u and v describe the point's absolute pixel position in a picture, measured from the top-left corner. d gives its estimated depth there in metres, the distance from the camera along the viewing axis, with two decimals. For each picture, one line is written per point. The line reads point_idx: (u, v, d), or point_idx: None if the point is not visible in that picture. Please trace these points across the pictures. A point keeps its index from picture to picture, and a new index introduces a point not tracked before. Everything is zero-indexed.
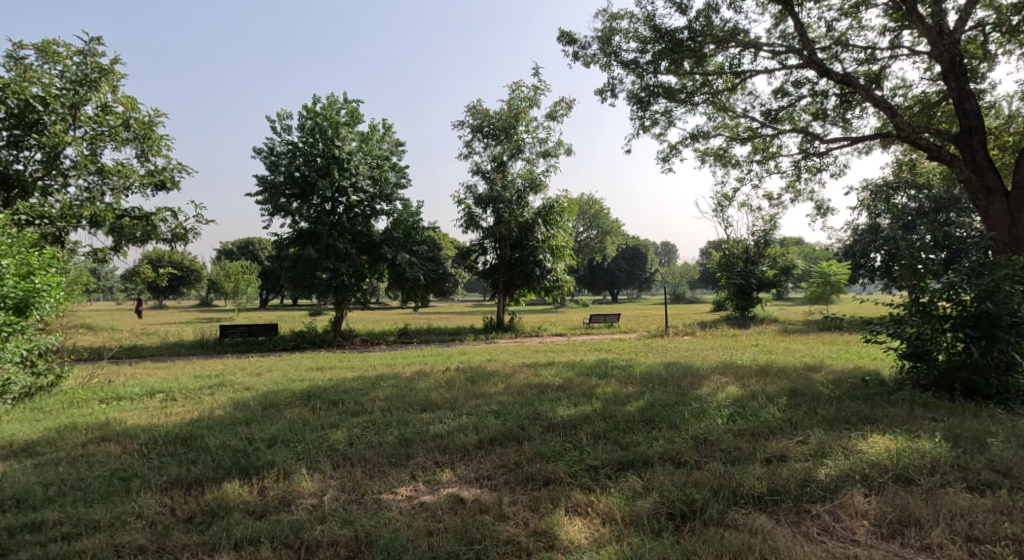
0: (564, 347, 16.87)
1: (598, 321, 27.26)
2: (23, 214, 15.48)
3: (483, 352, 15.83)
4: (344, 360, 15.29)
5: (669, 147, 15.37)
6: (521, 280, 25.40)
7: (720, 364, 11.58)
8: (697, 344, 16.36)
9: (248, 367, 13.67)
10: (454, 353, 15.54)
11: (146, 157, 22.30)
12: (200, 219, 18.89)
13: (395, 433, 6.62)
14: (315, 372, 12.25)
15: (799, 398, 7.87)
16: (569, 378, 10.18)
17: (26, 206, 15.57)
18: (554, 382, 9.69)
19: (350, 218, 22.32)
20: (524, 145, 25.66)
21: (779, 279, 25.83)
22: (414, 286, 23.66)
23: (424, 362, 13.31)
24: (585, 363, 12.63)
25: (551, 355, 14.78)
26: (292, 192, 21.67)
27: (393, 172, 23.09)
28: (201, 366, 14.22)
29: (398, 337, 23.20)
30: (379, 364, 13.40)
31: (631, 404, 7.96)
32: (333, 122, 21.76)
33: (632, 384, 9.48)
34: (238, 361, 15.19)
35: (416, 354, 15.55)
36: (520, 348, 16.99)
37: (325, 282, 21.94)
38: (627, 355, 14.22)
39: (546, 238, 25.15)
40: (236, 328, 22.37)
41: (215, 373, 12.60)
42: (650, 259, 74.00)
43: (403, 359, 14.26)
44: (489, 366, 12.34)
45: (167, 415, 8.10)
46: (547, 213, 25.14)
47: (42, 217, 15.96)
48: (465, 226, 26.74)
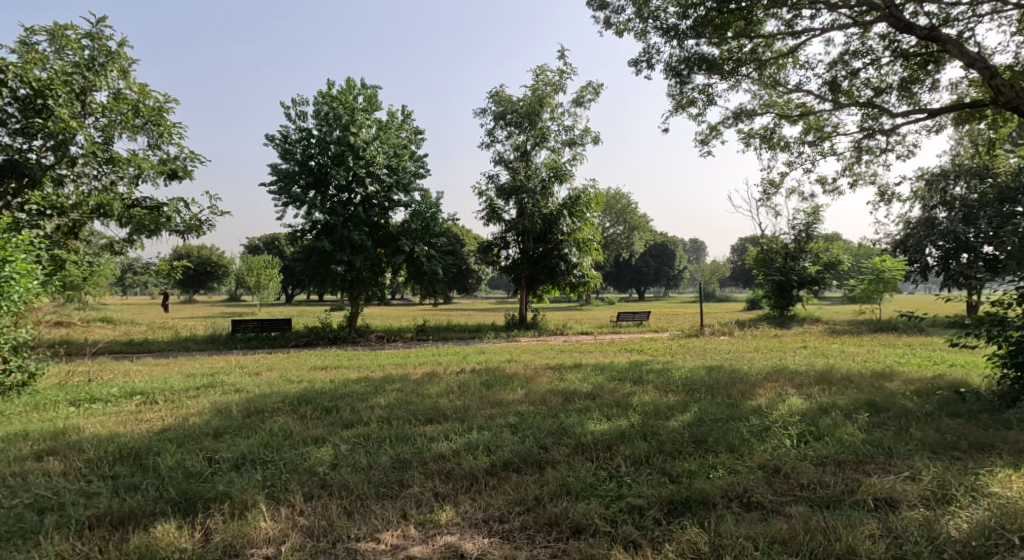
0: (592, 347, 15.55)
1: (626, 319, 25.89)
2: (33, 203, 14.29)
3: (504, 352, 14.60)
4: (353, 357, 14.21)
5: (709, 128, 14.01)
6: (544, 276, 24.14)
7: (770, 369, 10.20)
8: (739, 346, 14.91)
9: (249, 365, 12.66)
10: (472, 352, 14.37)
11: (157, 145, 21.48)
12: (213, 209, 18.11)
13: (389, 452, 5.44)
14: (318, 372, 11.14)
15: (880, 413, 6.51)
16: (600, 384, 8.91)
17: (38, 196, 14.26)
18: (583, 389, 8.43)
19: (367, 209, 21.25)
20: (549, 133, 24.36)
21: (823, 275, 24.14)
22: (433, 280, 22.53)
23: (438, 362, 12.15)
24: (617, 365, 11.34)
25: (578, 356, 13.51)
26: (306, 180, 20.67)
27: (412, 162, 21.93)
28: (201, 364, 13.24)
29: (416, 334, 22.11)
30: (389, 363, 12.27)
31: (674, 418, 6.67)
32: (350, 108, 20.69)
33: (672, 393, 8.15)
34: (241, 359, 14.20)
35: (430, 353, 14.42)
36: (545, 348, 15.72)
37: (339, 276, 20.91)
38: (662, 357, 12.88)
39: (572, 231, 23.78)
40: (248, 323, 21.49)
41: (211, 372, 11.57)
42: (679, 256, 72.13)
43: (416, 358, 13.11)
44: (509, 367, 11.12)
45: (134, 423, 7.01)
46: (573, 204, 23.77)
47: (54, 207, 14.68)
48: (487, 218, 25.59)
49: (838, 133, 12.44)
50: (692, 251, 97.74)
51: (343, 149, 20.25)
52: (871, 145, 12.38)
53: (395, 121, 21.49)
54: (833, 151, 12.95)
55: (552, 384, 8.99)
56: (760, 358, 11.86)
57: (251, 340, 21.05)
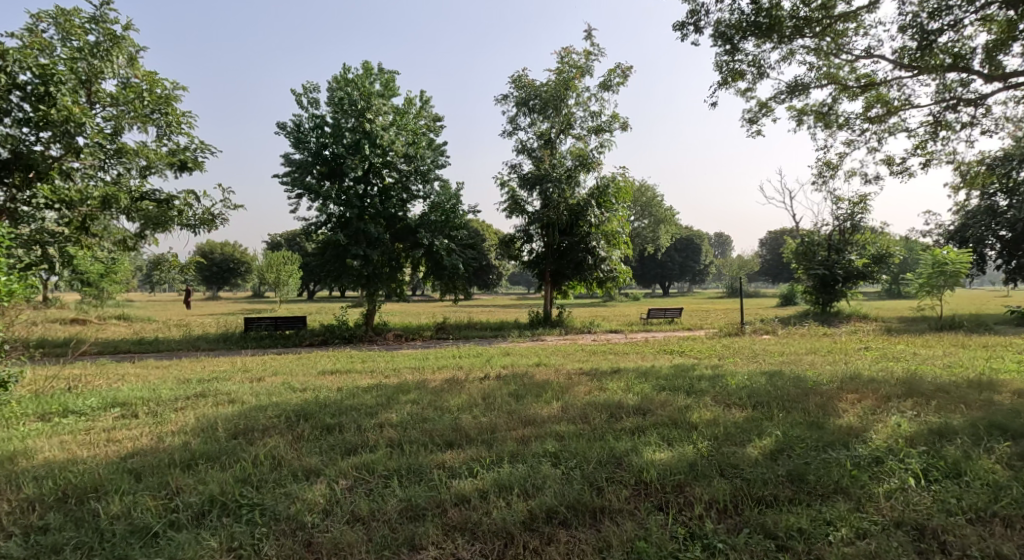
0: (628, 349, 14.26)
1: (657, 316, 24.55)
2: (41, 196, 12.45)
3: (531, 354, 13.38)
4: (368, 359, 13.11)
5: (758, 105, 12.64)
6: (570, 270, 22.90)
7: (840, 376, 8.87)
8: (792, 346, 13.51)
9: (254, 369, 11.61)
10: (496, 354, 13.20)
11: (166, 135, 20.52)
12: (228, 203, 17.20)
13: (398, 495, 4.26)
14: (327, 377, 10.03)
15: (1017, 441, 5.19)
16: (648, 395, 7.67)
17: (48, 190, 12.41)
18: (628, 403, 7.19)
19: (384, 200, 20.16)
20: (575, 119, 23.06)
21: (871, 269, 22.52)
22: (453, 276, 21.35)
23: (459, 365, 11.00)
24: (660, 371, 10.08)
25: (614, 358, 12.24)
26: (320, 170, 19.65)
27: (431, 150, 20.75)
28: (204, 367, 12.24)
29: (436, 332, 21.00)
30: (405, 367, 11.13)
31: (749, 444, 5.41)
32: (365, 93, 19.54)
33: (736, 407, 6.89)
34: (247, 361, 13.16)
35: (450, 354, 13.26)
36: (575, 349, 14.48)
37: (355, 271, 19.83)
38: (709, 360, 11.54)
39: (599, 223, 22.38)
40: (262, 321, 20.56)
41: (210, 377, 10.50)
42: (705, 250, 70.18)
43: (435, 360, 11.96)
44: (540, 373, 9.92)
45: (101, 447, 5.90)
46: (601, 193, 22.31)
47: (67, 201, 12.86)
48: (509, 210, 24.41)
49: (910, 106, 10.92)
50: (719, 245, 95.24)
51: (359, 136, 19.14)
52: (949, 119, 10.83)
53: (413, 108, 20.31)
54: (902, 128, 11.47)
55: (592, 396, 7.78)
56: (822, 362, 10.52)
57: (264, 339, 20.10)
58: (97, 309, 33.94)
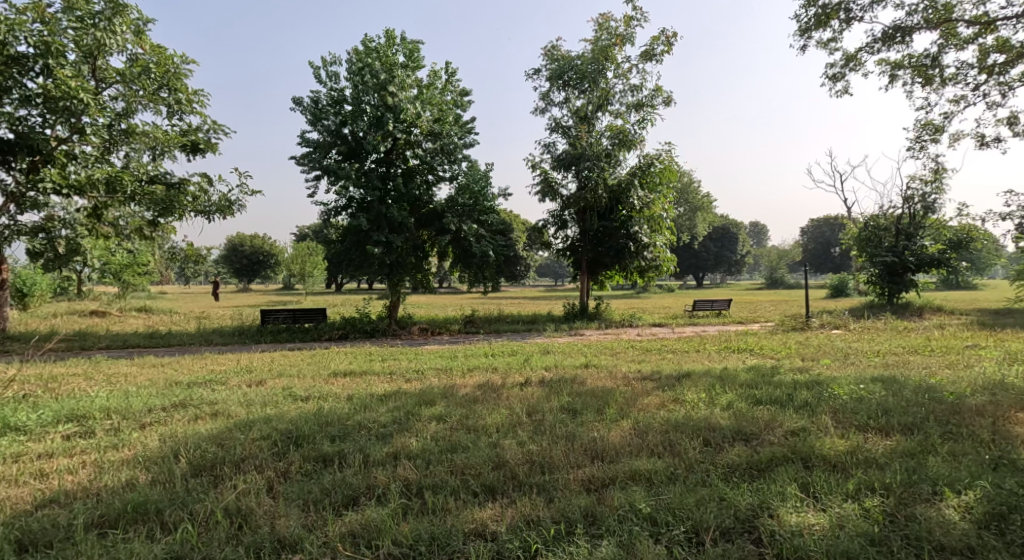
0: (685, 346, 12.44)
1: (703, 308, 22.65)
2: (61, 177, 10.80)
3: (574, 352, 11.66)
4: (390, 358, 11.55)
5: (845, 58, 10.68)
6: (610, 258, 21.09)
7: (978, 383, 7.05)
8: (880, 343, 11.55)
9: (257, 369, 10.16)
10: (534, 352, 11.53)
11: (178, 114, 18.90)
12: (242, 187, 15.77)
13: None
14: (338, 381, 8.49)
15: None
16: (743, 410, 5.94)
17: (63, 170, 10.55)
18: (716, 421, 5.53)
19: (407, 182, 18.60)
20: (613, 93, 21.19)
21: (947, 256, 20.28)
22: (482, 264, 19.73)
23: (494, 366, 9.40)
24: (739, 374, 8.29)
25: (673, 357, 10.48)
26: (340, 149, 18.15)
27: (458, 127, 19.05)
28: (205, 366, 10.82)
29: (464, 325, 19.43)
30: (431, 367, 9.53)
31: (930, 510, 3.70)
32: (387, 63, 17.85)
33: (867, 430, 5.20)
34: (254, 360, 11.70)
35: (482, 352, 11.64)
36: (624, 346, 12.72)
37: (377, 259, 18.26)
38: (789, 359, 9.71)
39: (642, 206, 20.43)
40: (279, 314, 19.20)
41: (203, 379, 9.02)
42: (742, 240, 67.29)
43: (465, 359, 10.34)
44: (594, 378, 8.27)
45: (19, 486, 4.44)
46: (644, 174, 20.22)
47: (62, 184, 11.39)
48: (542, 194, 22.73)
49: None
50: (756, 235, 91.68)
51: (382, 111, 17.53)
52: None
53: (438, 80, 18.62)
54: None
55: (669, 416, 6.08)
56: (936, 364, 8.66)
57: (281, 332, 18.74)
58: (118, 301, 33.11)
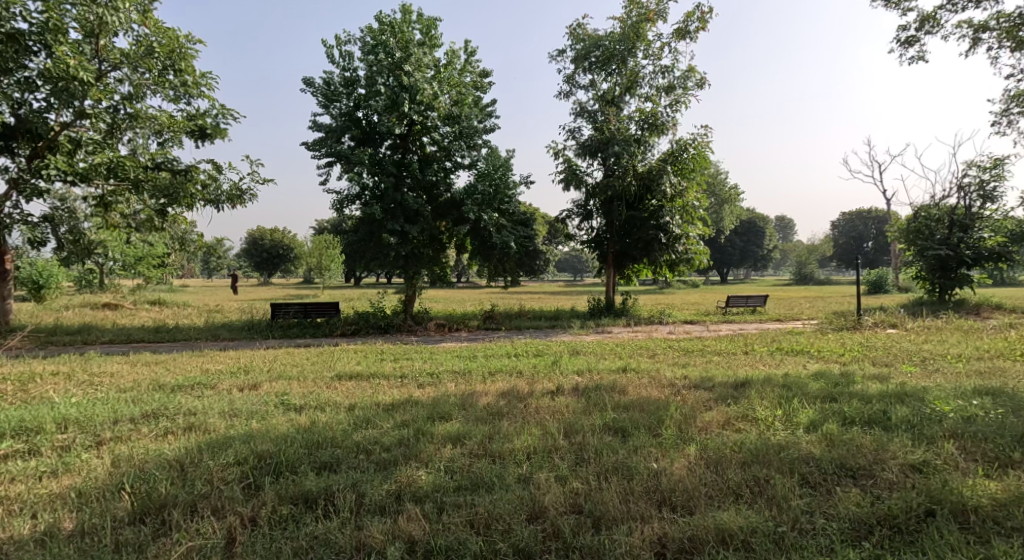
0: (730, 347, 11.22)
1: (737, 304, 21.30)
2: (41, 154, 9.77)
3: (607, 353, 10.50)
4: (403, 357, 10.50)
5: (923, 18, 9.29)
6: (637, 251, 19.81)
7: None
8: (953, 345, 10.24)
9: (255, 369, 9.18)
10: (563, 353, 10.40)
11: (185, 96, 17.95)
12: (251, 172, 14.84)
13: None
14: (343, 386, 7.46)
15: None
16: (834, 431, 4.83)
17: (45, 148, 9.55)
18: (794, 445, 4.49)
19: (424, 168, 17.56)
20: (642, 75, 19.90)
21: (1008, 250, 18.71)
22: (502, 256, 18.62)
23: (519, 369, 8.30)
24: (806, 383, 7.10)
25: (722, 360, 9.28)
26: (354, 134, 17.16)
27: (478, 110, 17.93)
28: (201, 365, 9.86)
29: (484, 321, 18.32)
30: (447, 370, 8.46)
31: None
32: (403, 41, 16.77)
33: (1004, 472, 4.13)
34: (255, 358, 10.68)
35: (505, 351, 10.53)
36: (661, 346, 11.54)
37: (392, 250, 17.23)
38: (858, 365, 8.48)
39: (674, 195, 19.09)
40: (290, 307, 18.24)
41: (192, 381, 7.99)
42: (770, 234, 65.32)
43: (487, 360, 9.25)
44: (635, 387, 7.14)
45: None
46: (676, 160, 18.81)
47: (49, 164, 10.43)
48: (566, 182, 21.59)
49: None
50: (783, 229, 89.34)
51: (397, 91, 16.47)
52: None
53: (457, 60, 17.50)
54: None
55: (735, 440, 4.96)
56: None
57: (292, 327, 17.81)
58: (135, 293, 32.55)
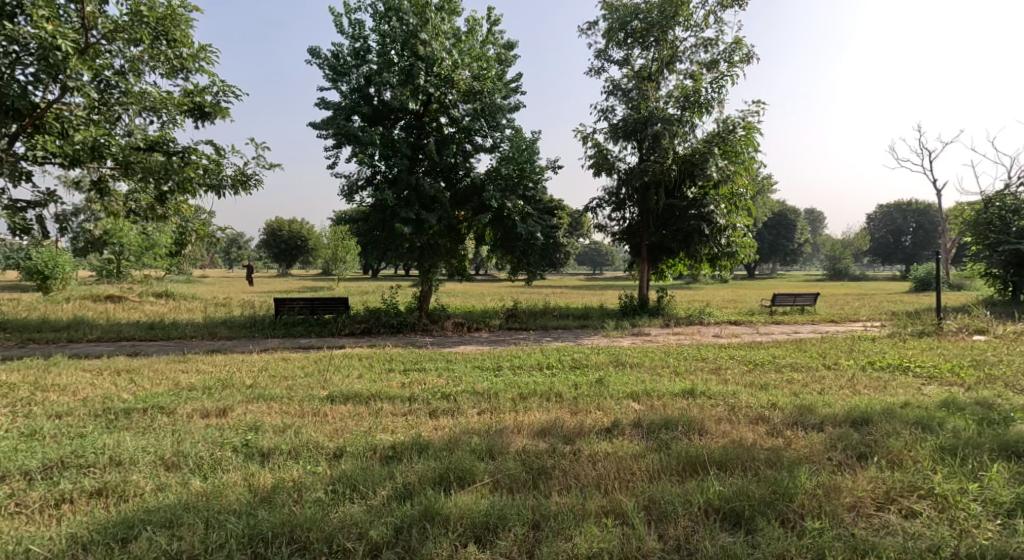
0: (804, 359, 9.40)
1: (784, 303, 19.37)
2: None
3: (658, 365, 8.75)
4: (415, 369, 8.83)
5: None
6: (676, 243, 17.95)
7: None
8: None
9: (234, 385, 7.58)
10: (605, 366, 8.66)
11: (183, 72, 16.36)
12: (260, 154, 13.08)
13: None
14: (334, 416, 5.82)
15: None
16: None
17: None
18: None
19: (442, 150, 15.88)
20: (682, 49, 17.94)
21: None
22: (527, 249, 16.88)
23: (557, 392, 6.62)
24: (948, 421, 5.34)
25: (807, 380, 7.49)
26: (364, 113, 15.50)
27: (502, 85, 16.12)
28: (175, 375, 8.28)
29: (508, 319, 16.62)
30: (467, 390, 6.79)
31: None
32: (418, 6, 15.01)
33: None
34: (240, 368, 9.03)
35: (536, 364, 8.81)
36: (720, 356, 9.76)
37: (406, 242, 15.57)
38: (991, 391, 6.66)
39: (719, 180, 17.15)
40: (295, 302, 16.67)
41: (148, 403, 6.37)
42: (802, 227, 62.69)
43: (516, 377, 7.57)
44: (715, 425, 5.42)
45: None
46: (722, 142, 16.81)
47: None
48: (596, 169, 19.80)
49: None
50: (814, 222, 86.29)
51: (412, 63, 14.80)
52: None
53: (479, 29, 15.72)
54: None
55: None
56: None
57: (297, 325, 16.22)
58: (144, 284, 31.24)
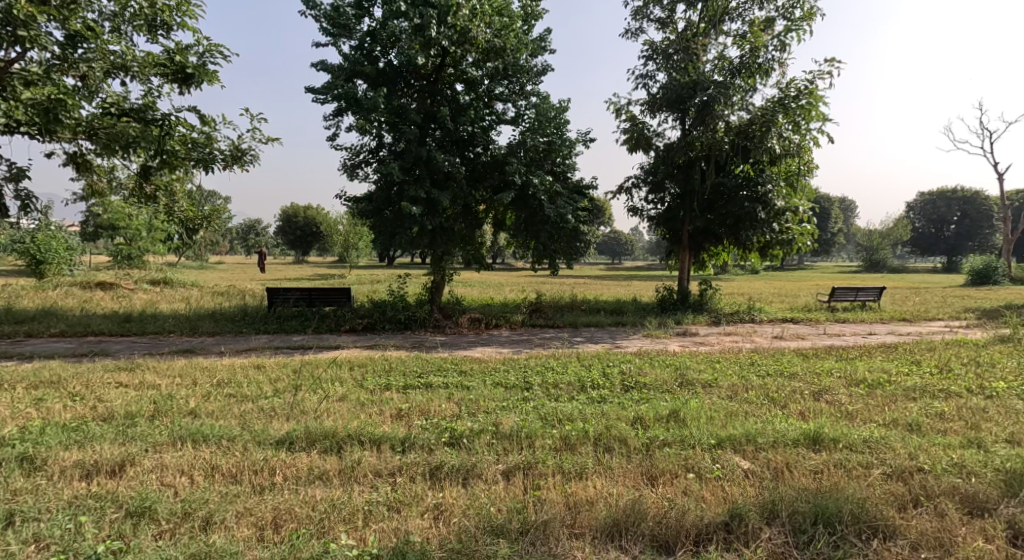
0: (925, 376, 7.21)
1: (844, 298, 17.04)
2: None
3: (739, 385, 6.61)
4: (418, 388, 6.75)
5: None
6: (723, 229, 15.66)
7: None
8: None
9: (170, 413, 5.55)
10: (670, 389, 6.48)
11: (167, 30, 14.24)
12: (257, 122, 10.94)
13: None
14: (286, 486, 3.85)
15: None
16: None
17: None
18: None
19: (457, 118, 13.69)
20: (734, 5, 15.60)
21: None
22: (555, 234, 14.69)
23: (619, 439, 4.56)
24: None
25: (965, 415, 5.32)
26: (367, 74, 13.34)
27: (528, 42, 13.90)
28: (99, 393, 6.26)
29: (531, 314, 14.51)
30: (489, 433, 4.71)
31: None
32: None
33: None
34: (193, 383, 6.98)
35: (577, 384, 6.67)
36: (811, 371, 7.58)
37: (415, 224, 13.47)
38: None
39: (779, 155, 14.83)
40: (290, 292, 14.65)
41: (20, 447, 4.37)
42: (836, 217, 59.77)
43: (555, 409, 5.47)
44: (895, 528, 3.43)
45: None
46: (785, 110, 14.47)
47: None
48: (631, 147, 17.57)
49: None
50: (844, 212, 83.17)
51: (423, 12, 12.60)
52: None
53: None
54: None
55: None
56: None
57: (291, 318, 14.20)
58: (144, 270, 29.45)
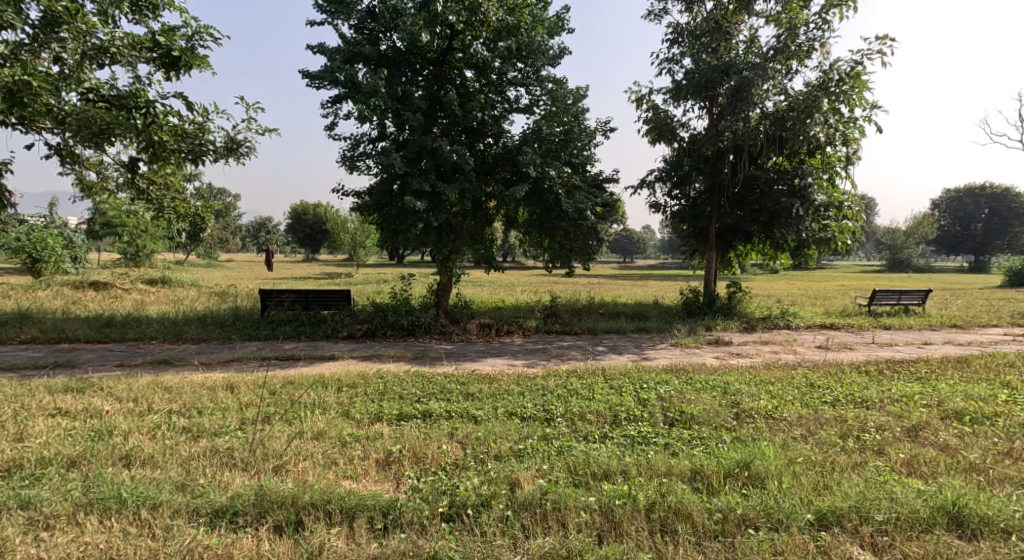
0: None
1: (886, 302, 15.65)
2: None
3: (809, 419, 5.34)
4: (415, 419, 5.53)
5: None
6: (755, 225, 14.32)
7: None
8: None
9: (97, 461, 4.35)
10: (725, 424, 5.23)
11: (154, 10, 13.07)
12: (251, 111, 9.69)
13: None
14: None
15: None
16: None
17: None
18: None
19: (465, 104, 12.46)
20: None
21: None
22: (572, 232, 13.44)
23: (698, 513, 3.59)
24: None
25: None
26: (367, 55, 12.12)
27: (543, 20, 12.65)
28: (22, 428, 5.06)
29: (546, 319, 13.29)
30: (513, 500, 3.70)
31: None
32: None
33: None
34: (145, 411, 5.77)
35: (609, 416, 5.43)
36: (889, 398, 6.28)
37: (418, 220, 12.25)
38: None
39: (820, 145, 13.48)
40: (285, 294, 13.49)
41: None
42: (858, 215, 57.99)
43: (588, 457, 4.27)
44: None
45: None
46: (827, 95, 13.09)
47: None
48: (653, 138, 16.28)
49: None
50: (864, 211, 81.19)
51: None
52: None
53: None
54: None
55: None
56: None
57: (285, 323, 13.00)
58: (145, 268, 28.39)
